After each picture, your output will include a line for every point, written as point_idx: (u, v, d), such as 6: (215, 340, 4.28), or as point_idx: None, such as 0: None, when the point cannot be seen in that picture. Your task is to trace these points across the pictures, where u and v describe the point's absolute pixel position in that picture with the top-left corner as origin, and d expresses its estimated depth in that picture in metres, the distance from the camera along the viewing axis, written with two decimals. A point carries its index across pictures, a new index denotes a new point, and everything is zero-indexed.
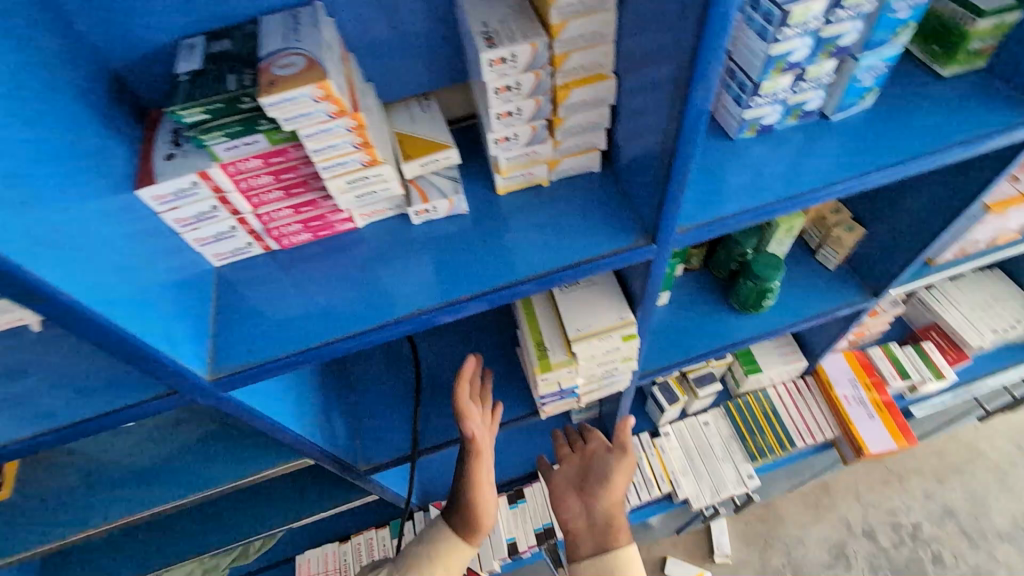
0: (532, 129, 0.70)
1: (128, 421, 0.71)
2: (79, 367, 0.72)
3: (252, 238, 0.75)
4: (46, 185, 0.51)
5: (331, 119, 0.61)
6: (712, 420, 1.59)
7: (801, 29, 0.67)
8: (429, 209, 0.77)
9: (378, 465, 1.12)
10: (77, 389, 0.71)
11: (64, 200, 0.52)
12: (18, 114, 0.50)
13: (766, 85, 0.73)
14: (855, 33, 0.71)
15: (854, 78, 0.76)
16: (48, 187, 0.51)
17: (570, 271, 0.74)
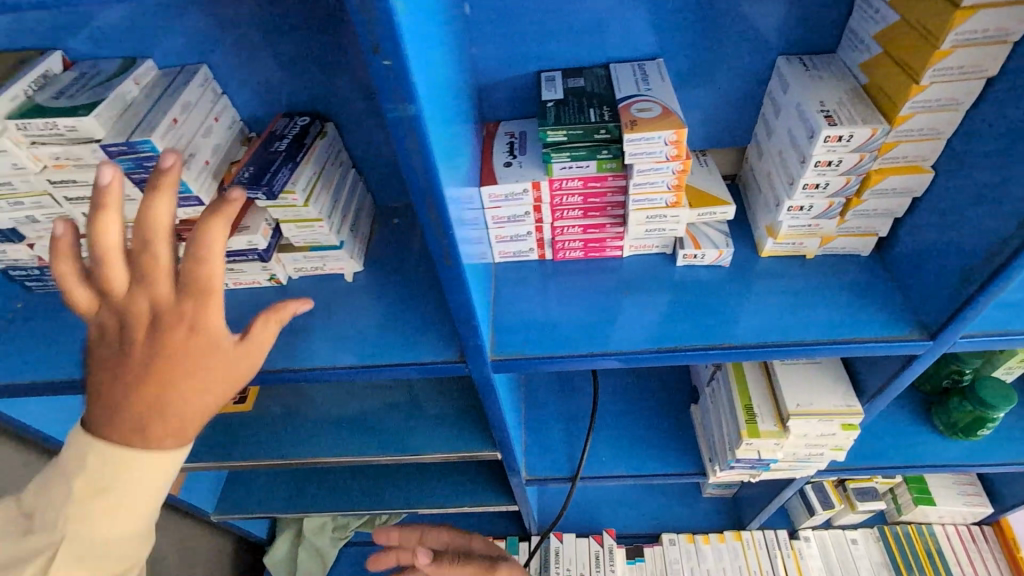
0: (828, 204, 0.74)
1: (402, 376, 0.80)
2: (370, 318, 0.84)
3: (536, 246, 0.85)
4: (459, 169, 0.62)
5: (666, 161, 0.69)
6: (862, 539, 1.47)
7: None
8: (696, 255, 0.83)
9: (541, 477, 1.18)
10: (369, 336, 0.82)
11: (462, 184, 0.64)
12: (458, 111, 0.62)
13: None
14: None
15: None
16: (459, 171, 0.62)
17: (836, 346, 0.75)
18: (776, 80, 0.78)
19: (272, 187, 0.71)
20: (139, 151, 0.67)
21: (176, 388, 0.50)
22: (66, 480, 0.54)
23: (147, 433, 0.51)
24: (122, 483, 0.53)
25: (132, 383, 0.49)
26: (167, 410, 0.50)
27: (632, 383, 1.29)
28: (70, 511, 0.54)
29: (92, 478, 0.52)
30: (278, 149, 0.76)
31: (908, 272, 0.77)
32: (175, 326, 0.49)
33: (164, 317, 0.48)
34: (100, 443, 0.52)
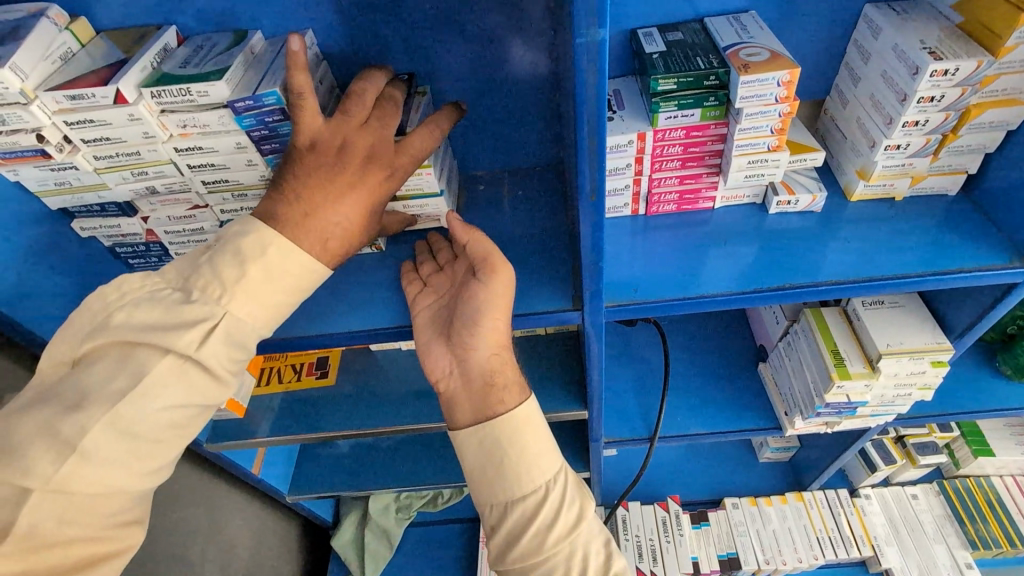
0: (925, 141, 0.77)
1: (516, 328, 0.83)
2: None
3: (632, 200, 0.87)
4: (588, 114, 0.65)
5: (775, 103, 0.71)
6: (923, 494, 1.49)
7: None
8: (790, 201, 0.85)
9: (620, 439, 1.21)
10: None
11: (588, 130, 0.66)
12: None
13: None
14: None
15: None
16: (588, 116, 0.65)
17: (941, 278, 0.77)
18: (864, 27, 0.80)
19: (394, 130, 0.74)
20: (269, 111, 0.70)
21: (366, 202, 0.70)
22: (238, 262, 0.66)
23: (327, 239, 0.69)
24: (294, 269, 0.68)
25: (338, 193, 0.68)
26: (350, 221, 0.70)
27: (700, 346, 1.31)
28: (245, 285, 0.66)
29: (272, 260, 0.67)
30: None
31: (1000, 205, 0.80)
32: (382, 166, 0.70)
33: (382, 152, 0.70)
34: (286, 230, 0.67)
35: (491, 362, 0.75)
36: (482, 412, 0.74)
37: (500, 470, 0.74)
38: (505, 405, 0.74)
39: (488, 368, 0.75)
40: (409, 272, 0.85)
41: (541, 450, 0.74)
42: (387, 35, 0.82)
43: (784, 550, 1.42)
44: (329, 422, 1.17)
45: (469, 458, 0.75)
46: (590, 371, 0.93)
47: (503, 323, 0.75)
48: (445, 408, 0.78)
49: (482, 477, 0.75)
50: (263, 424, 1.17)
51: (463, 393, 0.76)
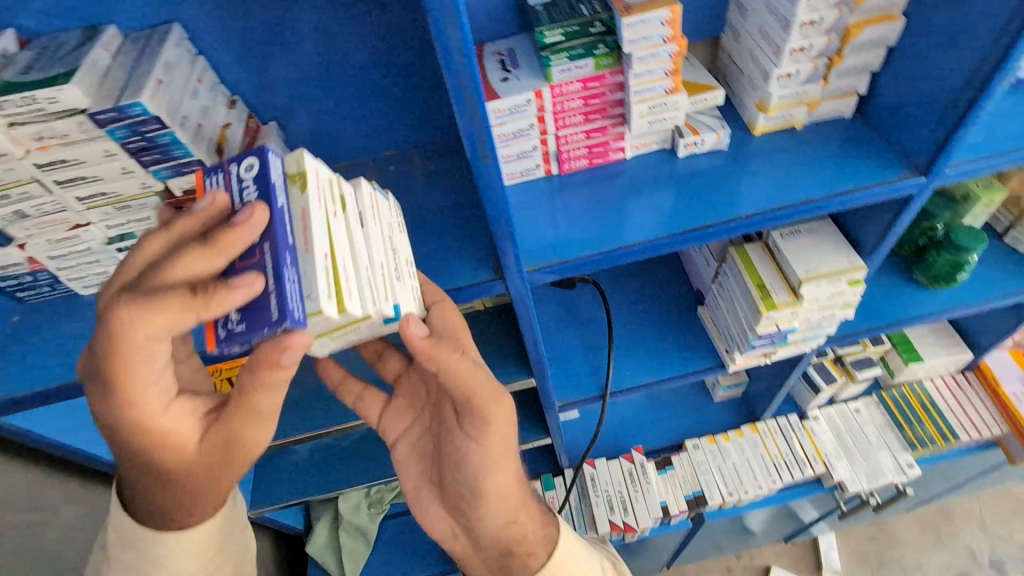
0: (813, 67, 0.78)
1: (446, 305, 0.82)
2: None
3: (543, 161, 0.86)
4: None
5: (663, 44, 0.71)
6: (865, 407, 1.58)
7: None
8: (696, 142, 0.86)
9: (572, 401, 1.22)
10: None
11: None
12: None
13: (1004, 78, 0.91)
14: None
15: None
16: None
17: (839, 199, 0.79)
18: None
19: (272, 314, 0.48)
20: (130, 115, 0.63)
21: (118, 401, 0.58)
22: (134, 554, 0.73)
23: (144, 452, 0.65)
24: (208, 477, 0.70)
25: (104, 421, 0.61)
26: (136, 417, 0.61)
27: (641, 297, 1.33)
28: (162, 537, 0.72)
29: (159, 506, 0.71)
30: (259, 252, 0.51)
31: (891, 121, 0.83)
32: (109, 356, 0.53)
33: (100, 344, 0.54)
34: (144, 484, 0.69)
35: (507, 529, 0.79)
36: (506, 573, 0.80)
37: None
38: (533, 563, 0.78)
39: (506, 538, 0.79)
40: (358, 388, 0.89)
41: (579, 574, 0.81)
42: (260, 13, 0.77)
43: (744, 480, 1.49)
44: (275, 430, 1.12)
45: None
46: (526, 340, 0.93)
47: (509, 475, 0.77)
48: (461, 564, 0.86)
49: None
50: None
51: (479, 561, 0.83)
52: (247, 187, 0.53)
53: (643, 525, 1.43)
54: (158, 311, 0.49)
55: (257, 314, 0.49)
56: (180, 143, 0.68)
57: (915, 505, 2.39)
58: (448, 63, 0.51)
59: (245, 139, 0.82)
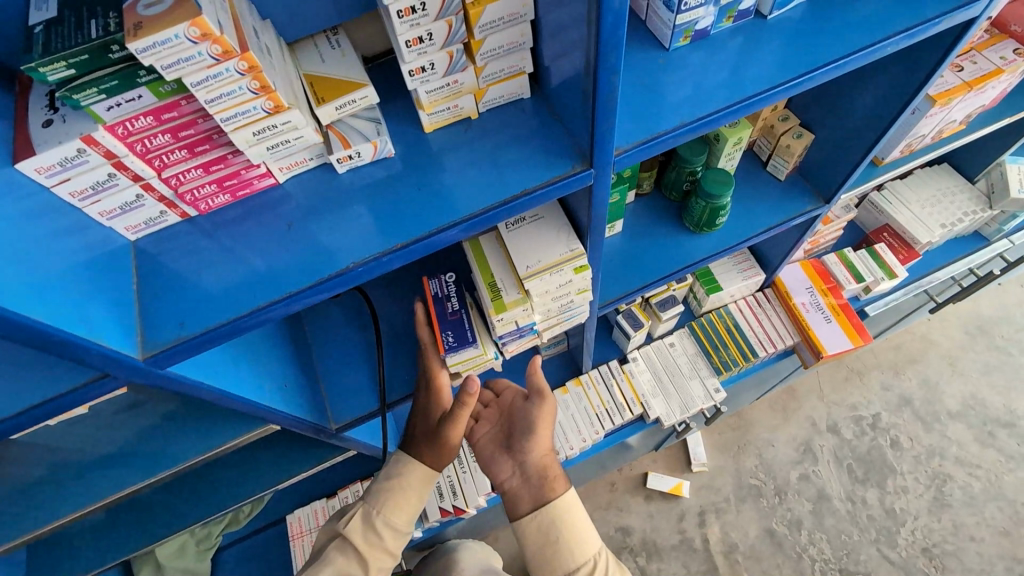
0: (449, 56, 0.66)
1: (74, 408, 0.66)
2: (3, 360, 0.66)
3: (166, 206, 0.70)
4: None
5: (218, 63, 0.55)
6: (678, 340, 1.63)
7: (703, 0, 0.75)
8: (352, 155, 0.73)
9: (350, 422, 1.11)
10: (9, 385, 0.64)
11: None
12: None
13: (677, 47, 0.84)
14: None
15: (772, 19, 0.85)
16: None
17: (502, 210, 0.71)
18: None
19: (470, 334, 0.97)
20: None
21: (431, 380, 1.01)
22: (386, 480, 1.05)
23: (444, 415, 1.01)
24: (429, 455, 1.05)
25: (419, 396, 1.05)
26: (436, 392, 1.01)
27: (415, 292, 1.21)
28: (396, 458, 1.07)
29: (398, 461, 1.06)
30: (455, 309, 1.00)
31: (563, 103, 0.73)
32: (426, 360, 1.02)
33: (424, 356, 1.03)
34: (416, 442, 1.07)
35: (542, 460, 1.06)
36: (540, 499, 1.02)
37: (557, 546, 1.00)
38: (556, 491, 1.02)
39: (543, 465, 1.06)
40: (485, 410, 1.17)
41: (585, 532, 1.01)
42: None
43: (569, 436, 1.53)
44: None
45: (531, 539, 1.02)
46: (222, 403, 0.81)
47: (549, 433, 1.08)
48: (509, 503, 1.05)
49: (542, 555, 1.01)
50: None
51: (523, 488, 1.05)
52: (454, 279, 1.02)
53: (473, 504, 1.43)
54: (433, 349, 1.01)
55: (462, 335, 0.98)
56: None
57: (764, 392, 2.16)
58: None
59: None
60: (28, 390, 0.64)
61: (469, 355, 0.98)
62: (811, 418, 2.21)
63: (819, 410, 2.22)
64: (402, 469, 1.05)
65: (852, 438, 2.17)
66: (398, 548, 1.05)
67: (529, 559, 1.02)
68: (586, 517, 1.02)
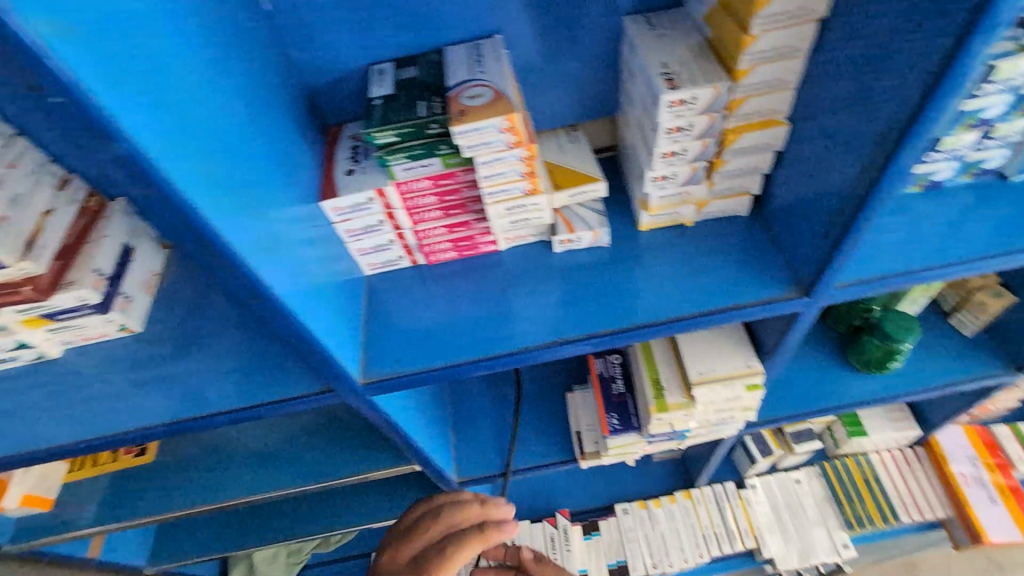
0: (692, 170, 0.70)
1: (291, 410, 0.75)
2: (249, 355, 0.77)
3: (405, 252, 0.78)
4: (262, 186, 0.55)
5: (508, 149, 0.63)
6: (805, 478, 1.49)
7: (950, 154, 0.76)
8: (573, 239, 0.78)
9: (473, 478, 1.13)
10: None
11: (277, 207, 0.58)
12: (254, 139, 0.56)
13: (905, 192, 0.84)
14: (1000, 158, 0.79)
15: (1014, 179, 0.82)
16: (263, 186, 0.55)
17: (706, 319, 0.73)
18: (626, 44, 0.72)
19: (636, 420, 0.96)
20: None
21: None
22: None
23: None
24: None
25: None
26: None
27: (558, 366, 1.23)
28: None
29: None
30: (620, 391, 0.99)
31: (785, 229, 0.74)
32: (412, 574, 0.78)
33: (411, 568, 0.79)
34: None
35: None
36: None
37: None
38: None
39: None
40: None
41: None
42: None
43: (670, 551, 1.43)
44: (150, 504, 1.05)
45: None
46: (392, 433, 0.87)
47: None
48: None
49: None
50: (83, 513, 1.05)
51: None
52: (621, 360, 1.02)
53: None
54: (442, 524, 0.82)
55: (627, 418, 0.96)
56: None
57: None
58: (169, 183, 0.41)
59: (77, 224, 0.75)
60: (271, 388, 0.77)
61: (632, 438, 0.95)
62: None
63: None
64: None
65: None
66: None
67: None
68: None
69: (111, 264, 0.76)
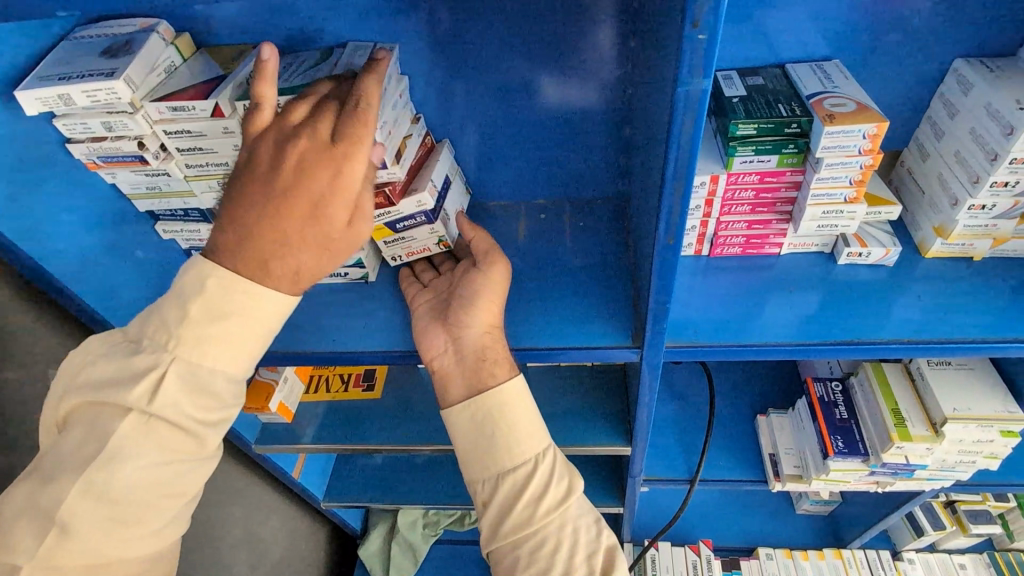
0: (1013, 203, 0.74)
1: (581, 361, 0.82)
2: (546, 303, 0.86)
3: (696, 240, 0.87)
4: None
5: (858, 154, 0.71)
6: (971, 564, 1.43)
7: None
8: (861, 253, 0.83)
9: (658, 478, 1.16)
10: (549, 324, 0.84)
11: None
12: None
13: None
14: None
15: None
16: None
17: (1018, 345, 0.73)
18: (953, 83, 0.79)
19: (863, 448, 0.97)
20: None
21: (290, 205, 0.58)
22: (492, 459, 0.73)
23: (269, 260, 0.60)
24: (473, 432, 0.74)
25: (271, 212, 0.58)
26: (290, 220, 0.59)
27: (747, 388, 1.26)
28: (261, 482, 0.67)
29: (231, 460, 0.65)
30: (844, 416, 1.01)
31: None
32: (322, 170, 0.58)
33: (320, 158, 0.58)
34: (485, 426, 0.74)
35: (480, 336, 0.77)
36: (475, 386, 0.74)
37: (491, 442, 0.72)
38: (495, 378, 0.75)
39: (480, 345, 0.76)
40: (490, 244, 0.83)
41: (523, 414, 0.74)
42: (485, 57, 0.83)
43: None
44: (372, 435, 1.15)
45: (460, 433, 0.74)
46: (639, 406, 0.92)
47: (497, 306, 0.79)
48: (438, 386, 0.78)
49: (476, 453, 0.74)
50: (308, 430, 1.17)
51: (456, 363, 0.77)
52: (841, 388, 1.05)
53: None
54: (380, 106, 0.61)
55: (852, 444, 0.97)
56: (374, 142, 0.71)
57: None
58: (679, 82, 0.48)
59: (421, 152, 0.86)
60: (560, 335, 0.82)
61: (859, 461, 0.97)
62: None
63: None
64: (490, 479, 0.73)
65: None
66: (507, 504, 0.72)
67: (517, 567, 0.71)
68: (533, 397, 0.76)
69: (438, 181, 0.86)
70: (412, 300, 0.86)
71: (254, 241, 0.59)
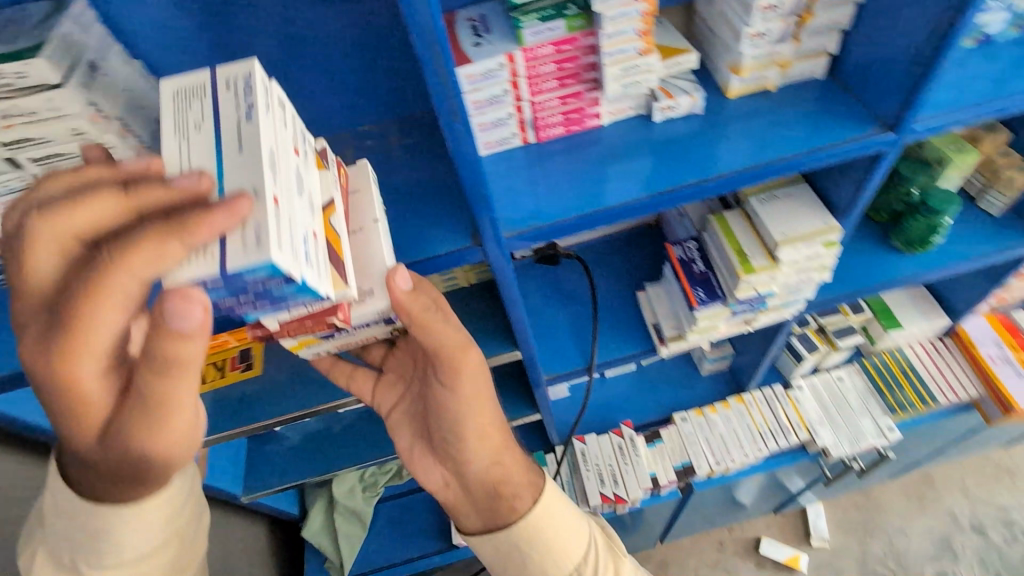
0: (783, 25, 0.79)
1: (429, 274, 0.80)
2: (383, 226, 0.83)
3: (519, 128, 0.85)
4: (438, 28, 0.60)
5: (634, 3, 0.71)
6: (847, 375, 1.61)
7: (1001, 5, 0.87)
8: (671, 106, 0.86)
9: (559, 375, 1.21)
10: None
11: None
12: None
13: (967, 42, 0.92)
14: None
15: None
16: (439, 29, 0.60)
17: (811, 156, 0.79)
18: None
19: (721, 293, 1.04)
20: (249, 279, 0.46)
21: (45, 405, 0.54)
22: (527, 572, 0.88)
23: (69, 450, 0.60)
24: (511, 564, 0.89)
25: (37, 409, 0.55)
26: (55, 417, 0.55)
27: (624, 270, 1.31)
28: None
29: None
30: (701, 269, 1.07)
31: (862, 80, 0.83)
32: (47, 372, 0.51)
33: (36, 357, 0.50)
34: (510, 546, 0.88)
35: (485, 473, 0.91)
36: (490, 522, 0.90)
37: (523, 562, 0.88)
38: (516, 513, 0.88)
39: (488, 480, 0.91)
40: (423, 304, 0.70)
41: (556, 530, 0.88)
42: None
43: (731, 450, 1.52)
44: (262, 413, 1.10)
45: (487, 554, 0.91)
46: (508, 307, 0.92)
47: (479, 406, 0.88)
48: (451, 515, 0.95)
49: (507, 563, 0.90)
50: None
51: (465, 499, 0.93)
52: (696, 245, 1.11)
53: (633, 496, 1.46)
54: (129, 270, 0.45)
55: (711, 292, 1.05)
56: (309, 289, 0.51)
57: (905, 472, 2.01)
58: None
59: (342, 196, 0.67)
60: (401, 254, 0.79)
61: (717, 307, 1.05)
62: (953, 512, 2.06)
63: (963, 505, 2.06)
64: None
65: (1002, 543, 1.99)
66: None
67: None
68: (567, 508, 0.91)
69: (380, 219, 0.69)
70: (377, 399, 1.00)
71: (72, 433, 0.57)
